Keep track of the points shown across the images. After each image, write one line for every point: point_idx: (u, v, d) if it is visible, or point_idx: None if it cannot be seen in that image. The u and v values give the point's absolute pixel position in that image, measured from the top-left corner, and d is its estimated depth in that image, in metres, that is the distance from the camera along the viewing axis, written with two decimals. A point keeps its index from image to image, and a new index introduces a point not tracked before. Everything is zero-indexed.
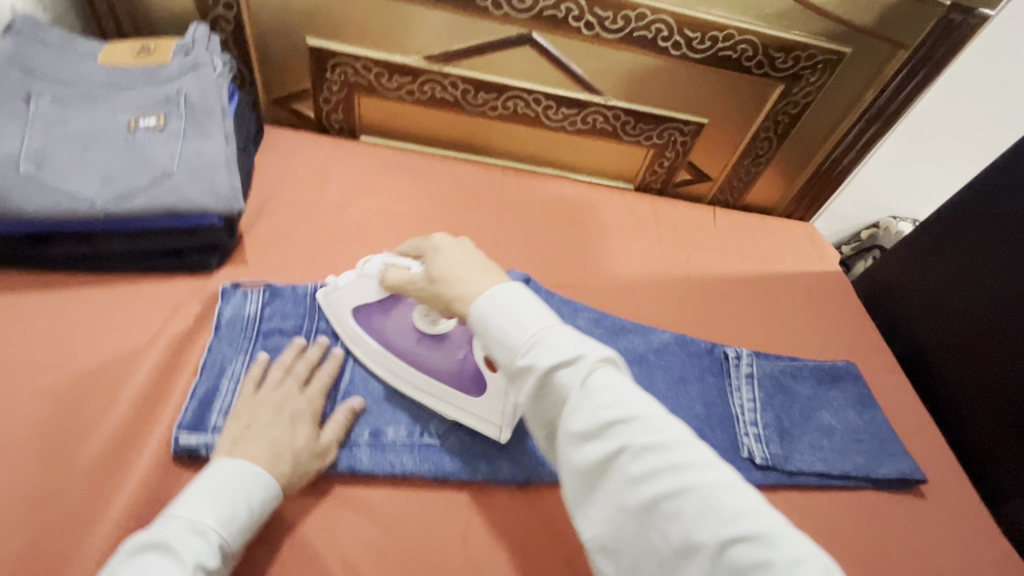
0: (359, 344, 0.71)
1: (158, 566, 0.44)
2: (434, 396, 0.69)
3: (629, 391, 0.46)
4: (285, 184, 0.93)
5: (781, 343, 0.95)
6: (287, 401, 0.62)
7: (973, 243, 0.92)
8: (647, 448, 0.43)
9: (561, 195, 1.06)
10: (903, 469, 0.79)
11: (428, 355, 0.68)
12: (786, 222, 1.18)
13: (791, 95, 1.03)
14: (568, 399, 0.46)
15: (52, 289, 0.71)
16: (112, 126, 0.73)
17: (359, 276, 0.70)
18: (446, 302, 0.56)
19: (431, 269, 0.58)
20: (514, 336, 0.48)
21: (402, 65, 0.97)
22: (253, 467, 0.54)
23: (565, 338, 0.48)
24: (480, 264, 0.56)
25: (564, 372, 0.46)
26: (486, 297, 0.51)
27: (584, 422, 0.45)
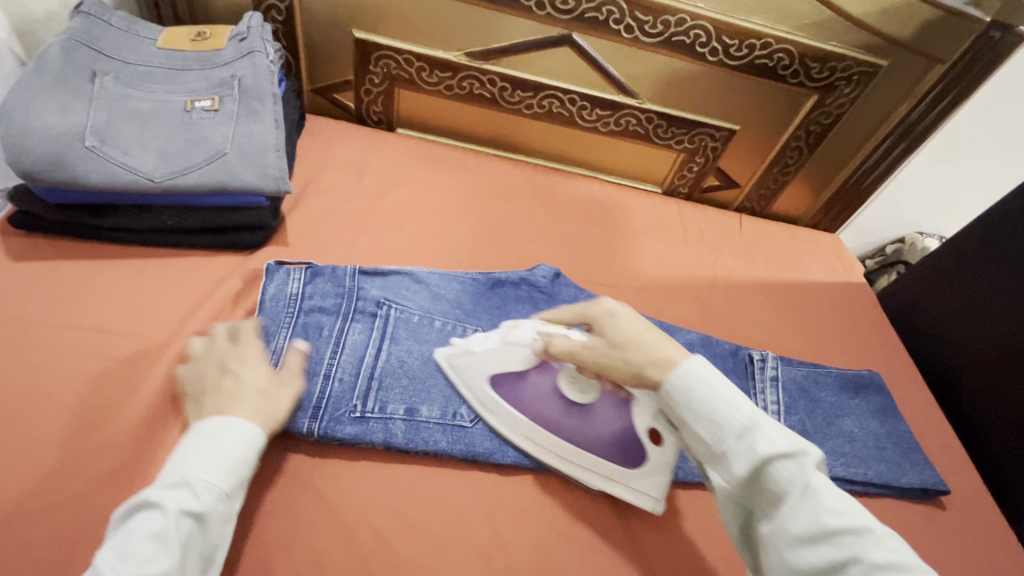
0: (497, 413, 0.70)
1: (143, 521, 0.50)
2: (583, 468, 0.68)
3: (851, 503, 0.48)
4: (327, 170, 0.97)
5: (803, 350, 0.95)
6: (226, 359, 0.65)
7: (1005, 261, 0.91)
8: (880, 566, 0.44)
9: (591, 194, 1.08)
10: (926, 479, 0.79)
11: (579, 426, 0.69)
12: (812, 232, 1.18)
13: (824, 105, 1.03)
14: (786, 495, 0.49)
15: (108, 258, 0.77)
16: (170, 106, 0.78)
17: (502, 342, 0.70)
18: (635, 369, 0.58)
19: (610, 333, 0.61)
20: (726, 419, 0.52)
21: (443, 60, 1.00)
22: (219, 418, 0.57)
23: (779, 432, 0.51)
24: (661, 335, 0.60)
25: (781, 465, 0.50)
26: (684, 369, 0.56)
27: (803, 522, 0.48)
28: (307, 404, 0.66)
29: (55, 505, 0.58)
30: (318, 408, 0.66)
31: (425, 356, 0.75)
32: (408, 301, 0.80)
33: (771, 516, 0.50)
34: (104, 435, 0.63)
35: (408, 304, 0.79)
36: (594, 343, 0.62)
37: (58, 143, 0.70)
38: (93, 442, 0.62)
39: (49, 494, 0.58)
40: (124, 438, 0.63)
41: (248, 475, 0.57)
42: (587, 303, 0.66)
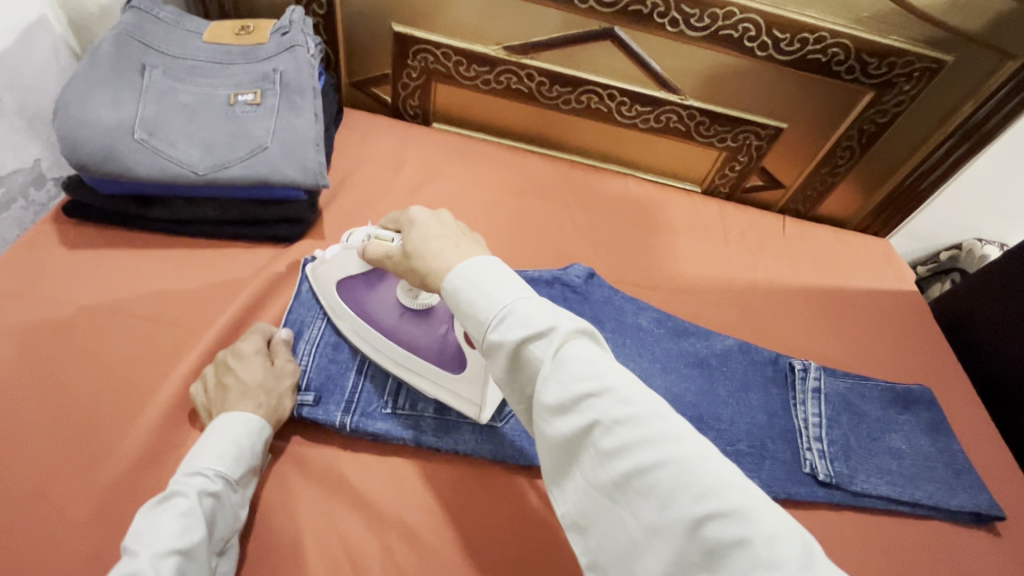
0: (341, 316, 0.73)
1: (168, 506, 0.52)
2: (412, 371, 0.70)
3: (604, 363, 0.42)
4: (364, 164, 0.98)
5: (849, 360, 0.91)
6: (227, 359, 0.66)
7: None
8: (617, 421, 0.39)
9: (628, 192, 1.06)
10: (980, 502, 0.74)
11: (412, 331, 0.69)
12: (860, 236, 1.13)
13: (880, 103, 0.98)
14: (539, 373, 0.43)
15: (151, 248, 0.79)
16: (214, 100, 0.79)
17: (343, 248, 0.70)
18: (422, 277, 0.55)
19: (407, 242, 0.58)
20: (482, 310, 0.46)
21: (481, 54, 0.99)
22: (223, 416, 0.60)
23: (535, 309, 0.44)
24: (455, 239, 0.55)
25: (533, 344, 0.43)
26: (457, 269, 0.49)
27: (554, 394, 0.41)
28: (339, 398, 0.69)
29: (103, 487, 0.60)
30: (350, 403, 0.68)
31: None
32: None
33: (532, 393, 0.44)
34: (152, 419, 0.65)
35: None
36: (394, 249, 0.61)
37: (111, 135, 0.72)
38: (141, 427, 0.64)
39: (98, 476, 0.61)
40: (171, 424, 0.65)
41: (256, 463, 0.60)
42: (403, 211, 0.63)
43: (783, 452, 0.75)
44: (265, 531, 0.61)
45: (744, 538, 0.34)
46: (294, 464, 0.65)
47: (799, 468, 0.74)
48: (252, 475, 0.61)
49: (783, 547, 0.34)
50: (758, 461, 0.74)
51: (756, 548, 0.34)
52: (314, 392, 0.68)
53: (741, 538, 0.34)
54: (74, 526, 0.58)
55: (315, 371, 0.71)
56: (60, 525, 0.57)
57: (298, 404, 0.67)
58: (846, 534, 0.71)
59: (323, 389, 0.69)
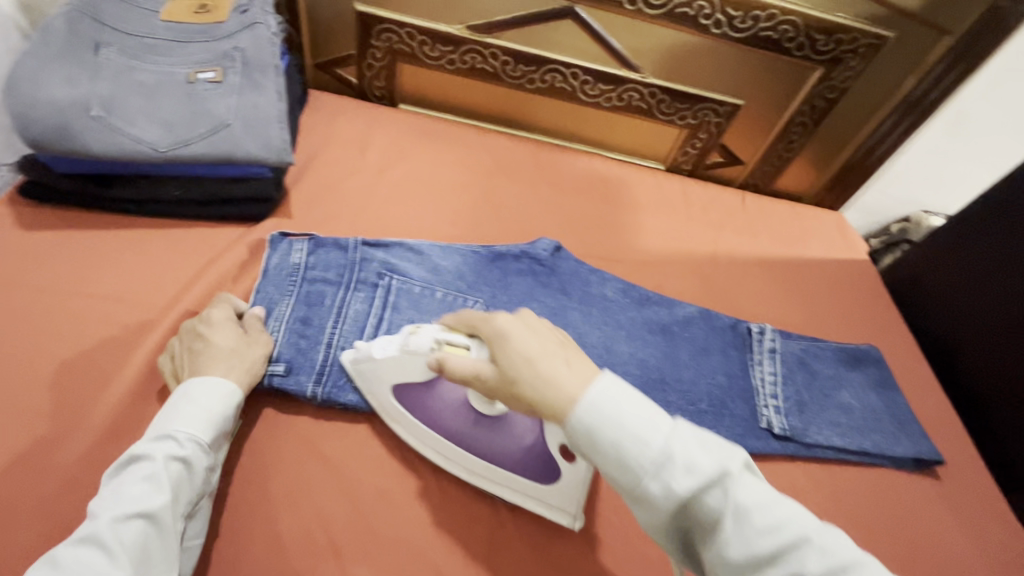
0: (404, 422, 0.67)
1: (134, 469, 0.53)
2: (492, 481, 0.65)
3: (777, 504, 0.43)
4: (330, 144, 0.98)
5: (804, 324, 0.96)
6: (197, 325, 0.67)
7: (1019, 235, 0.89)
8: (814, 568, 0.41)
9: (593, 170, 1.09)
10: (921, 449, 0.80)
11: (490, 440, 0.64)
12: (815, 209, 1.18)
13: (829, 79, 1.03)
14: (716, 522, 0.43)
15: (112, 230, 0.78)
16: (174, 78, 0.78)
17: (403, 351, 0.62)
18: (532, 405, 0.51)
19: (502, 361, 0.53)
20: (636, 455, 0.44)
21: (445, 34, 1.00)
22: (192, 380, 0.60)
23: (694, 450, 0.44)
24: (562, 355, 0.52)
25: (707, 492, 0.43)
26: (590, 403, 0.47)
27: (737, 543, 0.42)
28: (310, 369, 0.69)
29: (68, 464, 0.60)
30: (322, 373, 0.69)
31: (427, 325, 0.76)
32: (412, 271, 0.81)
33: (706, 541, 0.44)
34: (117, 396, 0.65)
35: (410, 275, 0.81)
36: (487, 372, 0.54)
37: (65, 113, 0.71)
38: (106, 404, 0.64)
39: (63, 453, 0.60)
40: (139, 400, 0.65)
41: (228, 425, 0.60)
42: (482, 315, 0.57)
43: (741, 410, 0.79)
44: (237, 500, 0.61)
45: None
46: (264, 436, 0.66)
47: (756, 424, 0.78)
48: (226, 438, 0.61)
49: None
50: (717, 418, 0.78)
51: None
52: (285, 363, 0.69)
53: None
54: (39, 502, 0.57)
55: (285, 343, 0.70)
56: (28, 501, 0.57)
57: (268, 375, 0.68)
58: (800, 483, 0.75)
59: (294, 361, 0.69)
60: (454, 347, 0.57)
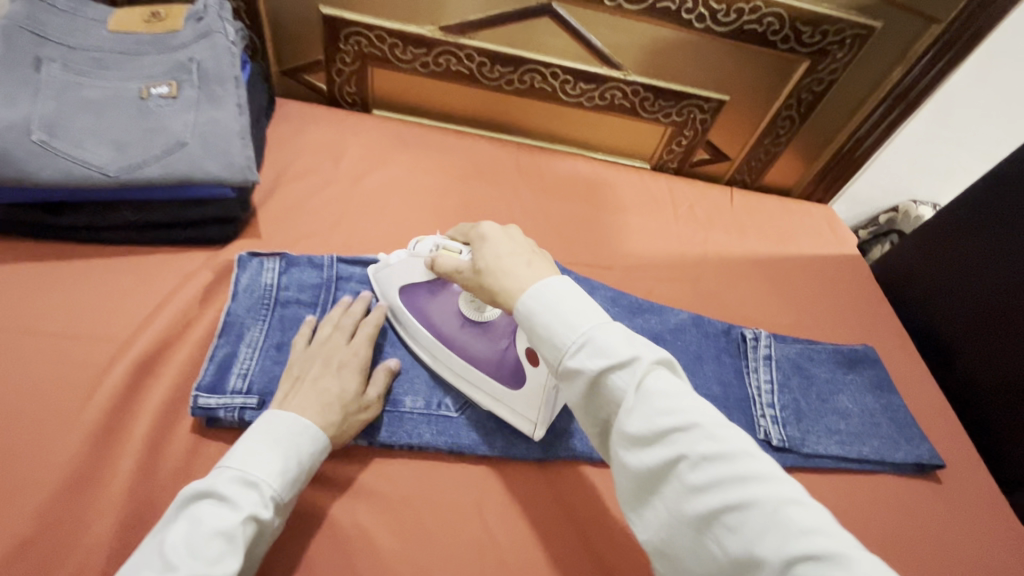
0: (402, 321, 0.72)
1: (213, 516, 0.48)
2: (467, 381, 0.69)
3: (686, 397, 0.43)
4: (301, 156, 0.93)
5: (797, 325, 0.93)
6: (333, 354, 0.65)
7: (1014, 226, 0.87)
8: (707, 457, 0.40)
9: (577, 173, 1.05)
10: (921, 454, 0.78)
11: (472, 341, 0.69)
12: (803, 204, 1.16)
13: (816, 71, 1.00)
14: (622, 402, 0.44)
15: (64, 260, 0.72)
16: (125, 94, 0.73)
17: (409, 255, 0.71)
18: (491, 294, 0.56)
19: (477, 258, 0.58)
20: (562, 336, 0.47)
21: (417, 36, 0.95)
22: (298, 420, 0.57)
23: (617, 338, 0.46)
24: (526, 257, 0.56)
25: (615, 373, 0.44)
26: (533, 290, 0.49)
27: (638, 424, 0.43)
28: None
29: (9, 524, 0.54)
30: None
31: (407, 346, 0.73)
32: None
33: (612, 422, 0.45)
34: (66, 444, 0.59)
35: None
36: (466, 266, 0.61)
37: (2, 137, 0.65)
38: (54, 453, 0.58)
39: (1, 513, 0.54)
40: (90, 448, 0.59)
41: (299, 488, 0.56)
42: (475, 225, 0.64)
43: (738, 420, 0.77)
44: None
45: None
46: None
47: (754, 435, 0.76)
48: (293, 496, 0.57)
49: None
50: None
51: None
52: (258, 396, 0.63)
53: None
54: None
55: (259, 373, 0.65)
56: None
57: (241, 409, 0.62)
58: None
59: (270, 394, 0.64)
60: (448, 250, 0.65)
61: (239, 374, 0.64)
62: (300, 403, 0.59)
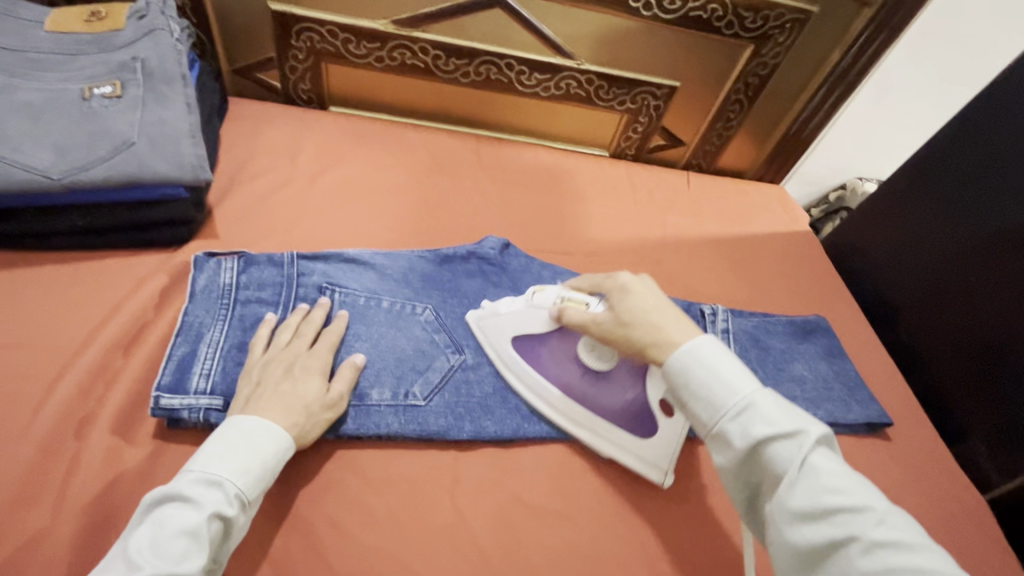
0: (517, 374, 0.73)
1: (176, 517, 0.48)
2: (591, 432, 0.70)
3: (853, 480, 0.47)
4: (256, 156, 0.92)
5: (754, 300, 0.97)
6: (297, 359, 0.64)
7: (948, 196, 0.93)
8: (880, 543, 0.43)
9: (538, 163, 1.07)
10: (871, 414, 0.82)
11: (597, 392, 0.70)
12: (757, 186, 1.20)
13: (760, 55, 1.04)
14: (786, 474, 0.48)
15: (6, 269, 0.70)
16: (66, 95, 0.71)
17: (526, 306, 0.73)
18: (639, 347, 0.59)
19: (620, 309, 0.61)
20: (722, 397, 0.52)
21: (369, 30, 0.95)
22: (259, 422, 0.56)
23: (777, 409, 0.50)
24: (672, 312, 0.59)
25: (778, 444, 0.49)
26: (688, 348, 0.55)
27: (802, 499, 0.46)
28: None
29: None
30: None
31: (372, 339, 0.71)
32: (352, 283, 0.76)
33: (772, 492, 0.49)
34: (17, 454, 0.57)
35: (351, 287, 0.75)
36: (603, 317, 0.63)
37: None
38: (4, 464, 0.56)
39: None
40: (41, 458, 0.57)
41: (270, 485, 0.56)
42: (606, 275, 0.66)
43: None
44: None
45: None
46: None
47: None
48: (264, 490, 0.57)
49: None
50: None
51: None
52: (222, 397, 0.62)
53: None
54: None
55: (221, 374, 0.63)
56: None
57: (205, 410, 0.61)
58: None
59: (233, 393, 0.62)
60: (574, 300, 0.68)
61: (201, 375, 0.63)
62: (261, 407, 0.58)
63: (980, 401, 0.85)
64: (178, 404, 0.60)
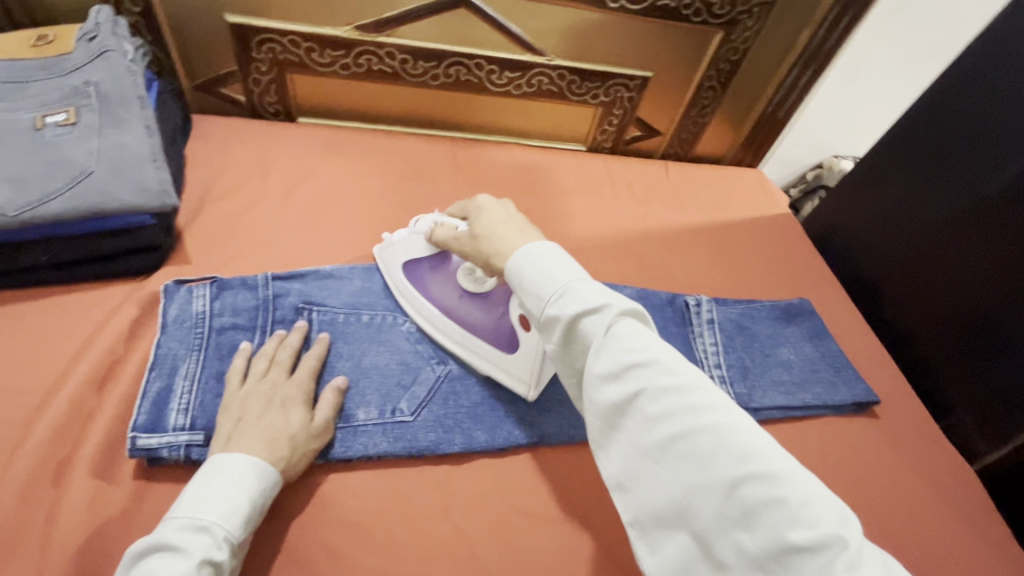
0: (404, 296, 0.76)
1: (166, 566, 0.46)
2: (467, 349, 0.73)
3: (650, 340, 0.48)
4: (226, 174, 0.90)
5: (739, 287, 0.97)
6: (276, 391, 0.62)
7: (923, 171, 0.94)
8: (663, 390, 0.45)
9: (514, 162, 1.05)
10: (858, 393, 0.83)
11: (470, 310, 0.74)
12: (735, 170, 1.20)
13: (730, 41, 1.03)
14: (592, 343, 0.49)
15: None
16: (16, 126, 0.68)
17: (411, 233, 0.78)
18: (485, 258, 0.63)
19: (475, 226, 0.65)
20: (543, 287, 0.53)
21: (333, 38, 0.93)
22: (244, 459, 0.54)
23: (590, 288, 0.51)
24: (519, 224, 0.63)
25: (587, 319, 0.49)
26: (525, 250, 0.56)
27: (605, 364, 0.47)
28: None
29: None
30: None
31: (355, 357, 0.71)
32: (331, 301, 0.75)
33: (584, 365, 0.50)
34: None
35: (330, 304, 0.74)
36: (463, 233, 0.68)
37: None
38: None
39: None
40: (20, 506, 0.56)
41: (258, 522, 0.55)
42: (469, 200, 0.70)
43: None
44: None
45: (781, 498, 0.39)
46: None
47: None
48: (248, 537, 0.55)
49: (815, 510, 0.38)
50: None
51: (791, 507, 0.38)
52: (203, 430, 0.60)
53: (778, 497, 0.39)
54: None
55: (200, 407, 0.62)
56: None
57: (185, 445, 0.59)
58: None
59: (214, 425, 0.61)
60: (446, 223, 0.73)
61: (179, 410, 0.61)
62: (245, 442, 0.56)
63: (965, 372, 0.86)
64: (157, 443, 0.58)
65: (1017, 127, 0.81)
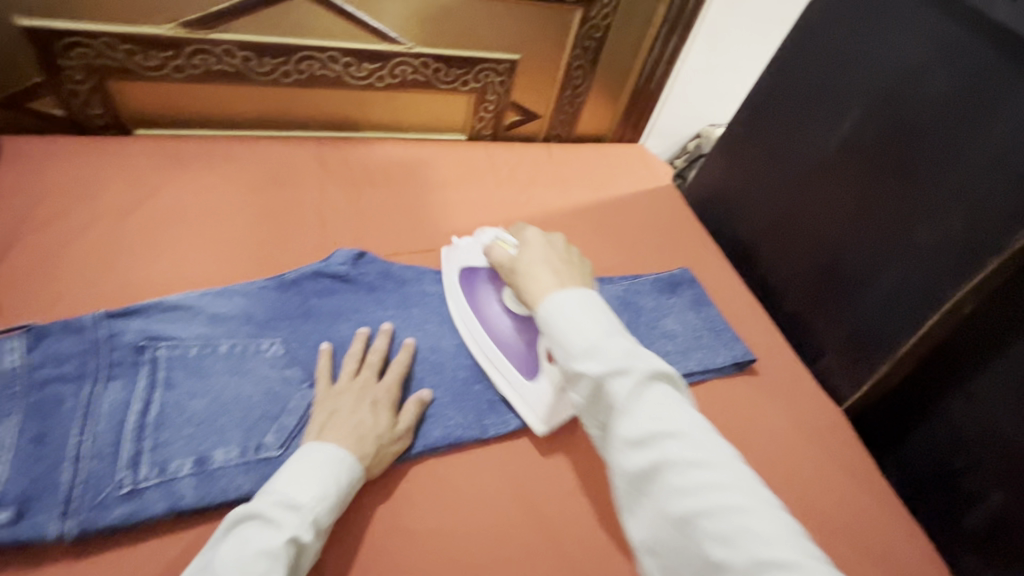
0: (454, 297, 0.80)
1: (259, 535, 0.48)
2: (494, 367, 0.74)
3: (680, 411, 0.47)
4: (46, 200, 0.79)
5: (626, 262, 0.99)
6: (365, 391, 0.64)
7: (777, 133, 0.99)
8: (688, 463, 0.43)
9: (388, 158, 1.00)
10: (736, 353, 0.86)
11: (507, 331, 0.75)
12: (618, 148, 1.22)
13: (589, 19, 1.03)
14: (618, 406, 0.47)
15: None
16: None
17: (477, 244, 0.81)
18: (519, 291, 0.62)
19: (519, 257, 0.65)
20: (570, 339, 0.51)
21: (156, 37, 0.83)
22: (337, 452, 0.56)
23: (619, 347, 0.50)
24: (558, 266, 0.61)
25: (612, 378, 0.48)
26: (553, 297, 0.55)
27: (631, 428, 0.46)
28: (54, 501, 0.53)
29: None
30: (69, 501, 0.53)
31: (212, 393, 0.63)
32: (181, 333, 0.67)
33: (609, 423, 0.48)
34: None
35: (181, 337, 0.67)
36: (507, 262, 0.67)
37: None
38: None
39: None
40: None
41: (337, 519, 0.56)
42: (525, 229, 0.69)
43: None
44: None
45: None
46: None
47: None
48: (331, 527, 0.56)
49: None
50: None
51: None
52: (14, 504, 0.52)
53: None
54: None
55: (12, 478, 0.53)
56: None
57: None
58: None
59: (29, 497, 0.53)
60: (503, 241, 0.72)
61: None
62: (336, 435, 0.58)
63: (827, 317, 0.93)
64: None
65: (855, 77, 0.86)
